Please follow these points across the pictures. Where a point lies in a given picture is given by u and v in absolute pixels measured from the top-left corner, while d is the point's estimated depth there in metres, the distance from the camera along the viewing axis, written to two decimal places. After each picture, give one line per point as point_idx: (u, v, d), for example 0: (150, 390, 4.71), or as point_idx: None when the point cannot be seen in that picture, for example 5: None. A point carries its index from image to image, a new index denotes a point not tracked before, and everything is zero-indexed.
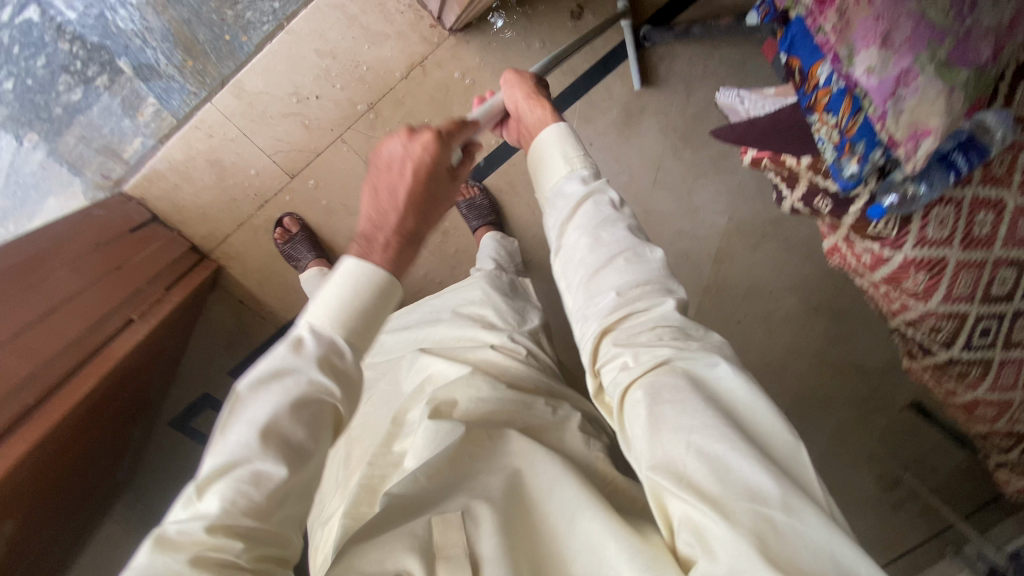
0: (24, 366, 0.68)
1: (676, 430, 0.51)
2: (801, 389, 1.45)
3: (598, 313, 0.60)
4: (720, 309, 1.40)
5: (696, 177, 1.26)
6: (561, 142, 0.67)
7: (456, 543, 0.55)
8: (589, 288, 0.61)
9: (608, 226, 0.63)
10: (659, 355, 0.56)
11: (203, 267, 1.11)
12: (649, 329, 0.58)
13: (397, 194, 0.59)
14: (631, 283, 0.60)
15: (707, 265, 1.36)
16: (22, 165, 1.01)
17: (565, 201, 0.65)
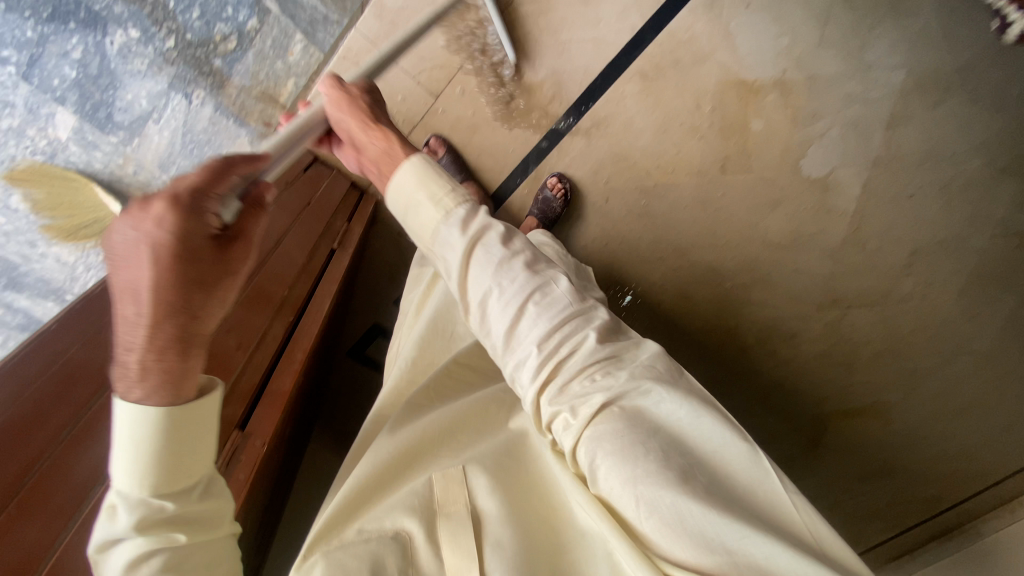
0: (281, 287, 0.74)
1: (626, 484, 0.52)
2: (981, 265, 1.26)
3: (529, 374, 0.58)
4: (890, 184, 1.24)
5: (871, 27, 1.14)
6: (421, 178, 0.61)
7: (456, 500, 0.58)
8: (510, 344, 0.59)
9: (506, 273, 0.59)
10: (602, 419, 0.56)
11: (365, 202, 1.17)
12: (588, 401, 0.56)
13: (153, 287, 0.43)
14: (548, 329, 0.58)
15: (878, 133, 1.21)
16: (195, 123, 1.10)
17: (451, 250, 0.60)
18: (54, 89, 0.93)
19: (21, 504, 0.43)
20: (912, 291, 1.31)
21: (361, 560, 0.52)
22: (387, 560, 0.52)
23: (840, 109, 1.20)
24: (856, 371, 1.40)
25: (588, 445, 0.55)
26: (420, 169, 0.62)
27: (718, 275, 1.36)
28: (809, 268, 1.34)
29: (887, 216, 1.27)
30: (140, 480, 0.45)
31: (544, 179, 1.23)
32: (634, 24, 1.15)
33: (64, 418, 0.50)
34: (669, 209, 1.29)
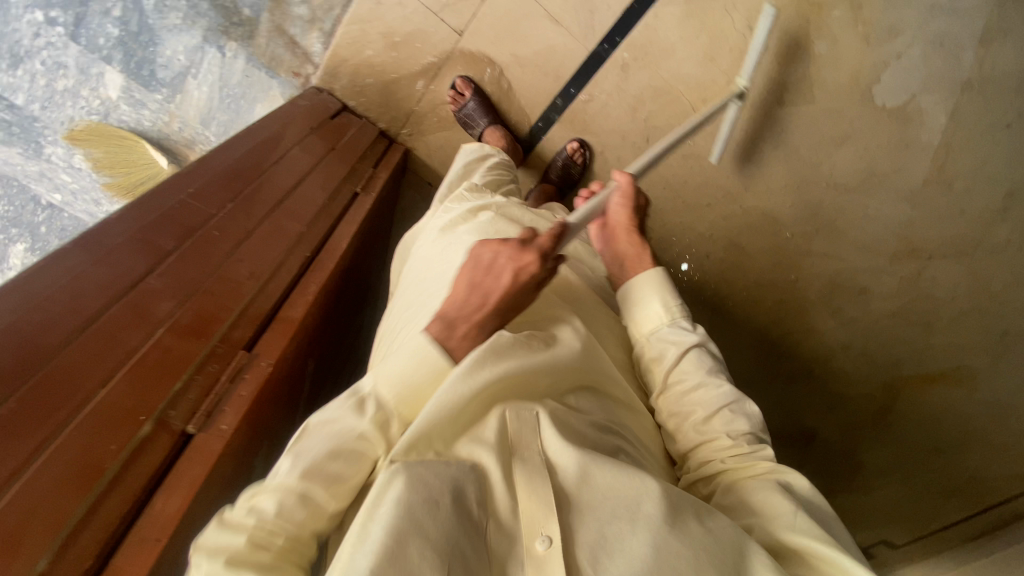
0: (296, 225, 0.73)
1: (784, 513, 0.53)
2: None
3: (704, 417, 0.67)
4: (983, 110, 1.10)
5: None
6: (661, 288, 0.77)
7: (535, 448, 0.52)
8: (687, 397, 0.69)
9: (711, 372, 0.70)
10: (753, 450, 0.63)
11: (395, 149, 1.14)
12: (742, 426, 0.65)
13: (488, 296, 0.59)
14: (734, 423, 0.65)
15: (970, 52, 1.07)
16: (230, 76, 1.11)
17: (677, 345, 0.73)
18: (98, 47, 1.01)
19: (22, 401, 0.39)
20: (1010, 240, 1.16)
21: (443, 483, 0.45)
22: (468, 493, 0.46)
23: (923, 23, 1.07)
24: (937, 332, 1.25)
25: (723, 428, 0.65)
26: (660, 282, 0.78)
27: (777, 224, 1.28)
28: (881, 213, 1.22)
29: (975, 150, 1.13)
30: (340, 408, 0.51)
31: (566, 142, 1.18)
32: None
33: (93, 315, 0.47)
34: (719, 150, 1.18)
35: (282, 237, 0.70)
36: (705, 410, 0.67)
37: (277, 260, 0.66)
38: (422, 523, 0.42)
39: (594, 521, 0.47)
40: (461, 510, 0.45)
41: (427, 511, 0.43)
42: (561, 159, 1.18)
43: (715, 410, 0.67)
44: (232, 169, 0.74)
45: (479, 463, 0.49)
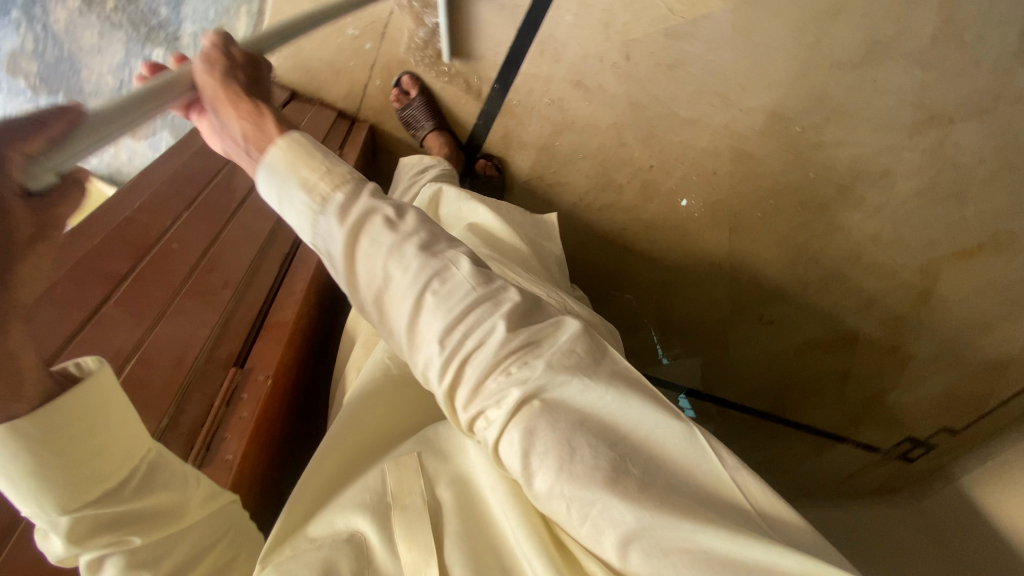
0: (267, 223, 0.67)
1: (564, 483, 0.42)
2: None
3: (433, 351, 0.48)
4: None
5: None
6: (296, 160, 0.48)
7: (412, 489, 0.48)
8: (410, 337, 0.49)
9: (399, 260, 0.48)
10: (555, 410, 0.46)
11: (359, 128, 1.09)
12: (529, 378, 0.47)
13: None
14: (451, 323, 0.47)
15: None
16: None
17: (332, 240, 0.48)
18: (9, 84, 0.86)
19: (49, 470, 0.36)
20: None
21: (311, 570, 0.42)
22: (340, 570, 0.42)
23: None
24: (969, 200, 1.19)
25: (511, 422, 0.46)
26: (303, 150, 0.49)
27: (783, 120, 1.17)
28: (893, 85, 1.12)
29: None
30: (42, 500, 0.36)
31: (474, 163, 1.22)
32: None
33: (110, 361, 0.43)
34: (705, 51, 1.10)
35: (253, 239, 0.63)
36: (480, 407, 0.47)
37: (252, 263, 0.60)
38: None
39: (463, 545, 0.45)
40: None
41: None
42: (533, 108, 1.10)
43: (496, 401, 0.47)
44: (185, 172, 0.66)
45: (354, 531, 0.46)
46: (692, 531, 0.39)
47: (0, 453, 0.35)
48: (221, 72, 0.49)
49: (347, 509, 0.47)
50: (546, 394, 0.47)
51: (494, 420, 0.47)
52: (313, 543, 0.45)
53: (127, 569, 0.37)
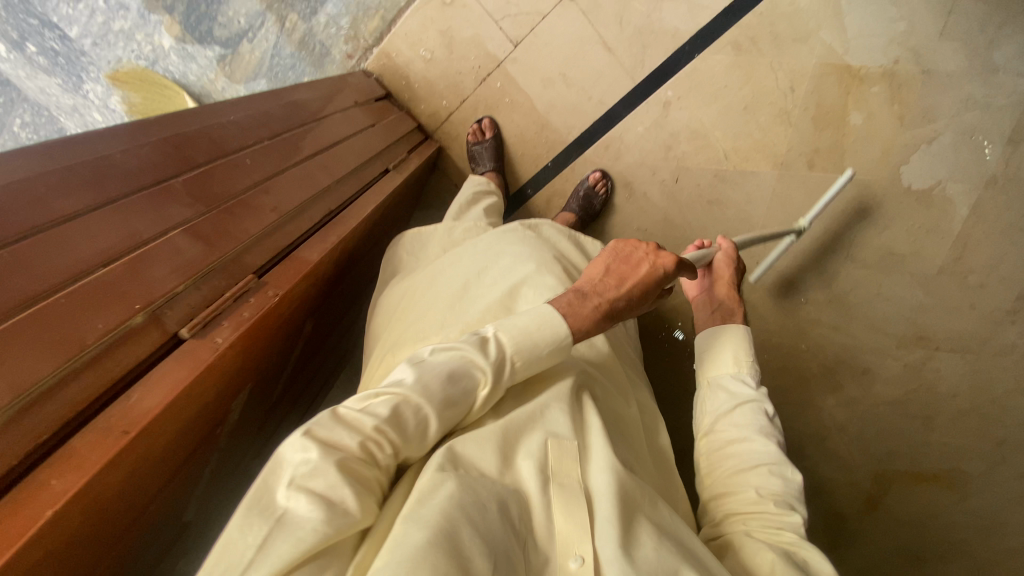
0: (326, 179, 0.73)
1: (761, 504, 0.60)
2: None
3: (732, 400, 0.72)
4: (1006, 210, 1.14)
5: (999, 26, 1.03)
6: (731, 341, 0.77)
7: (570, 474, 0.53)
8: (719, 406, 0.72)
9: (748, 390, 0.72)
10: (787, 504, 0.61)
11: (429, 145, 1.17)
12: (771, 459, 0.65)
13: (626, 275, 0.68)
14: (756, 420, 0.69)
15: (999, 150, 1.10)
16: (283, 47, 1.14)
17: (721, 365, 0.76)
18: None
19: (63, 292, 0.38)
20: (1015, 344, 1.21)
21: (491, 498, 0.47)
22: (512, 511, 0.48)
23: (956, 114, 1.08)
24: (935, 427, 1.26)
25: (760, 469, 0.64)
26: (736, 342, 0.77)
27: (792, 287, 1.27)
28: (895, 294, 1.23)
29: (997, 249, 1.16)
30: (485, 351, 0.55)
31: (588, 172, 1.18)
32: None
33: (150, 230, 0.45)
34: (745, 201, 1.16)
35: (308, 186, 0.68)
36: (731, 449, 0.67)
37: (299, 203, 0.65)
38: (475, 520, 0.43)
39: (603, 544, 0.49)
40: (509, 521, 0.47)
41: (480, 511, 0.44)
42: (583, 189, 1.17)
43: (756, 454, 0.65)
44: (273, 112, 0.73)
45: (517, 489, 0.51)
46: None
47: (542, 311, 0.60)
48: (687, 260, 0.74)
49: (514, 466, 0.53)
50: (792, 499, 0.62)
51: (743, 473, 0.64)
52: (494, 483, 0.50)
53: (342, 465, 0.43)
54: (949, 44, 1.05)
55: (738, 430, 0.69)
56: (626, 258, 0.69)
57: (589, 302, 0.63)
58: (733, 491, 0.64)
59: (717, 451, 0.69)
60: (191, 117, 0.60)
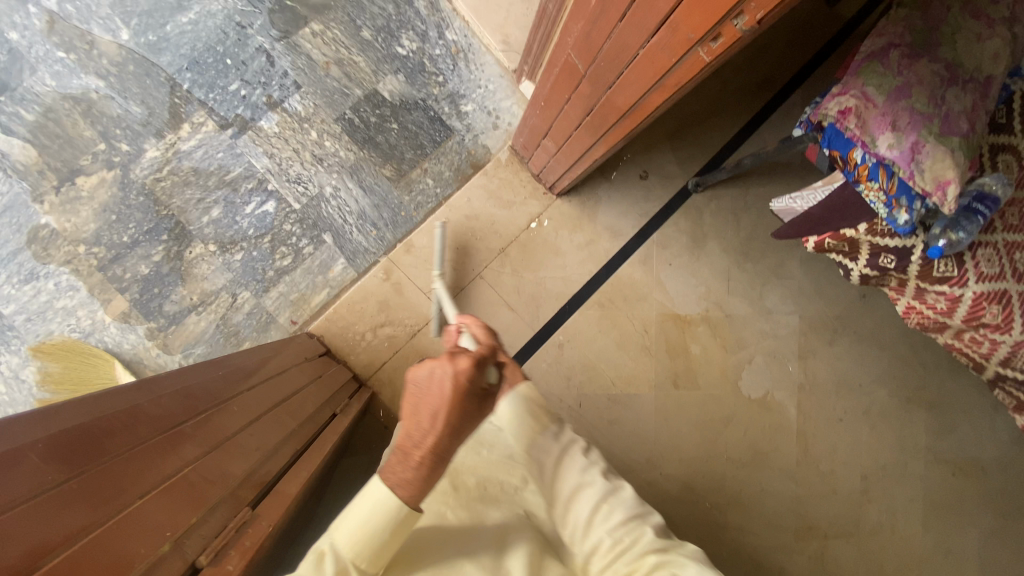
0: (291, 422, 0.81)
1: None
2: (929, 495, 1.50)
3: (569, 485, 0.76)
4: (818, 406, 1.51)
5: (762, 283, 1.53)
6: (533, 411, 0.81)
7: None
8: (560, 493, 0.76)
9: (582, 472, 0.77)
10: (636, 526, 0.71)
11: (363, 392, 1.28)
12: (607, 496, 0.75)
13: (437, 420, 0.63)
14: (596, 489, 0.75)
15: (794, 363, 1.52)
16: (232, 317, 1.29)
17: (546, 453, 0.79)
18: (123, 281, 1.25)
19: (113, 523, 0.41)
20: (880, 523, 1.48)
21: None
22: None
23: (758, 342, 1.51)
24: None
25: (606, 513, 0.73)
26: (537, 403, 0.82)
27: (693, 491, 1.43)
28: (775, 488, 1.47)
29: (826, 439, 1.50)
30: (351, 547, 0.63)
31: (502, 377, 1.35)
32: (591, 270, 1.45)
33: (171, 468, 0.51)
34: (635, 418, 1.44)
35: (278, 431, 0.76)
36: (574, 505, 0.75)
37: (272, 445, 0.71)
38: None
39: None
40: None
41: None
42: None
43: (596, 504, 0.74)
44: (241, 369, 0.84)
45: None
46: None
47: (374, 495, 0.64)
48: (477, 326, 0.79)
49: None
50: (638, 516, 0.73)
51: (597, 528, 0.72)
52: None
53: None
54: (741, 298, 1.51)
55: (571, 485, 0.76)
56: (425, 388, 0.64)
57: (413, 457, 0.64)
58: (599, 548, 0.71)
59: (569, 519, 0.75)
60: (184, 375, 0.69)
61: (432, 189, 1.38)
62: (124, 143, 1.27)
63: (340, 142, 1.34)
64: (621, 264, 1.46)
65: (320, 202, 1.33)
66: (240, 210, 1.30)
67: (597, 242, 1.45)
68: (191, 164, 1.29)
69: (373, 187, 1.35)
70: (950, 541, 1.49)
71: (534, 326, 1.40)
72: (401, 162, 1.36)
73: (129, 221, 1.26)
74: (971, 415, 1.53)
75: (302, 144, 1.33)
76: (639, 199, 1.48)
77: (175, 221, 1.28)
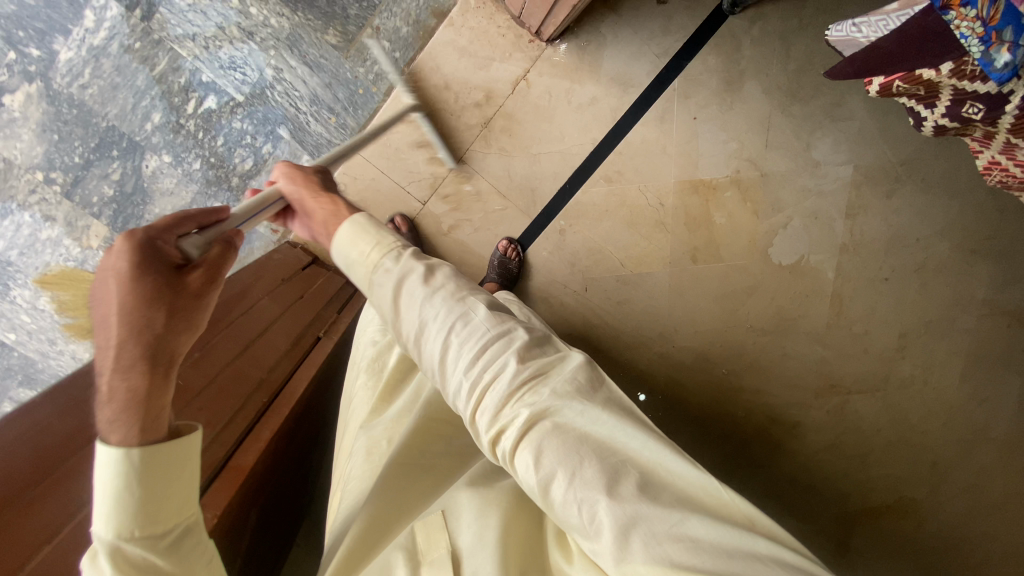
0: (257, 372, 0.80)
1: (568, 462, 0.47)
2: (976, 347, 1.34)
3: (436, 326, 0.51)
4: (862, 267, 1.33)
5: (812, 130, 1.24)
6: (366, 235, 0.55)
7: (439, 546, 0.58)
8: (414, 334, 0.53)
9: (440, 308, 0.52)
10: (499, 357, 0.51)
11: (359, 296, 1.23)
12: (458, 333, 0.51)
13: (110, 318, 0.43)
14: (477, 332, 0.51)
15: (840, 222, 1.31)
16: None
17: (385, 283, 0.53)
18: (92, 205, 1.19)
19: None
20: (912, 376, 1.35)
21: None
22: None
23: (798, 202, 1.29)
24: (872, 463, 1.36)
25: (462, 359, 0.51)
26: (378, 233, 0.55)
27: (708, 361, 1.37)
28: (799, 352, 1.37)
29: (866, 298, 1.34)
30: (112, 524, 0.45)
31: (498, 243, 1.25)
32: (596, 138, 1.21)
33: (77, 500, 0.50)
34: (647, 296, 1.34)
35: (241, 386, 0.75)
36: (428, 348, 0.52)
37: (229, 412, 0.70)
38: None
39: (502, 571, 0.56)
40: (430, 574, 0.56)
41: None
42: (496, 259, 1.23)
43: (452, 345, 0.51)
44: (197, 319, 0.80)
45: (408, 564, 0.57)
46: (649, 518, 0.44)
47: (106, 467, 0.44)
48: (308, 181, 0.61)
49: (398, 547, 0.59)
50: (507, 346, 0.52)
51: (458, 374, 0.51)
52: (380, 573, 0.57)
53: None
54: (782, 152, 1.26)
55: (414, 320, 0.52)
56: (100, 285, 0.43)
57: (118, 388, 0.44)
58: (462, 394, 0.51)
59: (423, 361, 0.53)
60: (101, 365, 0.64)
61: (390, 53, 1.12)
62: (33, 47, 1.10)
63: (268, 7, 1.08)
64: (632, 126, 1.21)
65: (264, 89, 1.13)
66: (181, 112, 1.14)
67: (603, 103, 1.19)
68: (112, 62, 1.11)
69: (319, 62, 1.11)
70: (990, 394, 1.34)
71: (530, 209, 1.25)
72: (346, 23, 1.09)
73: (73, 139, 1.15)
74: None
75: (224, 15, 1.08)
76: (655, 35, 1.17)
77: (119, 133, 1.16)
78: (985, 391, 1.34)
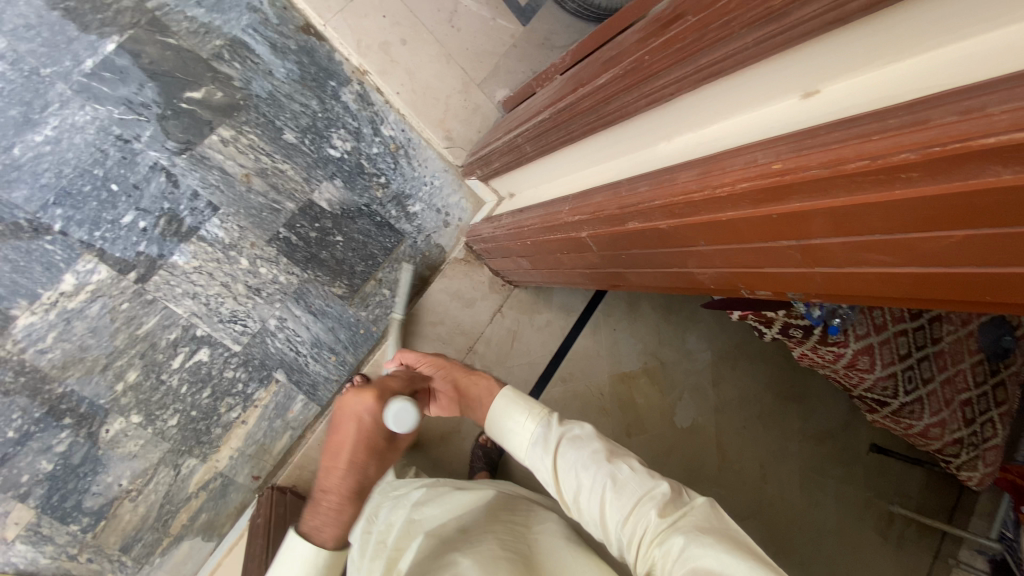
0: None
1: (592, 479, 0.72)
2: (807, 464, 1.82)
3: (528, 444, 0.79)
4: (731, 420, 1.74)
5: (685, 328, 1.72)
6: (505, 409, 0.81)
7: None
8: (530, 448, 0.78)
9: (535, 438, 0.78)
10: (570, 447, 0.76)
11: None
12: (540, 444, 0.78)
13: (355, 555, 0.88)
14: (542, 438, 0.78)
15: (711, 390, 1.73)
16: (177, 492, 1.11)
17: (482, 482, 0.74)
18: (19, 485, 1.00)
19: None
20: (775, 497, 1.74)
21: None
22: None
23: (691, 378, 1.70)
24: None
25: (606, 490, 0.70)
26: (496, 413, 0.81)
27: None
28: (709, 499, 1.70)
29: (735, 440, 1.73)
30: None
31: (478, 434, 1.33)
32: (551, 350, 1.51)
33: None
34: None
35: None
36: (564, 478, 0.74)
37: None
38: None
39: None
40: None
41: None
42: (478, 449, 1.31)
43: (599, 488, 0.71)
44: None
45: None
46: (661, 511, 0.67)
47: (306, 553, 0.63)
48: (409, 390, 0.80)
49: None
50: (565, 434, 0.77)
51: (561, 467, 0.75)
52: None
53: None
54: (671, 346, 1.69)
55: (533, 451, 0.78)
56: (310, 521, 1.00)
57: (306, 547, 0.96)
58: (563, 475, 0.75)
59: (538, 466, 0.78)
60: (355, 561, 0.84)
61: (389, 298, 1.29)
62: None
63: (278, 266, 1.17)
64: (575, 339, 1.53)
65: (264, 337, 1.17)
66: (164, 367, 1.09)
67: (555, 323, 1.52)
68: (87, 324, 1.03)
69: (324, 310, 1.22)
70: (819, 495, 1.81)
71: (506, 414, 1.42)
72: (352, 277, 1.24)
73: (10, 412, 0.99)
74: (824, 397, 1.90)
75: (231, 275, 1.13)
76: None
77: (76, 397, 1.03)
78: (820, 499, 1.81)
